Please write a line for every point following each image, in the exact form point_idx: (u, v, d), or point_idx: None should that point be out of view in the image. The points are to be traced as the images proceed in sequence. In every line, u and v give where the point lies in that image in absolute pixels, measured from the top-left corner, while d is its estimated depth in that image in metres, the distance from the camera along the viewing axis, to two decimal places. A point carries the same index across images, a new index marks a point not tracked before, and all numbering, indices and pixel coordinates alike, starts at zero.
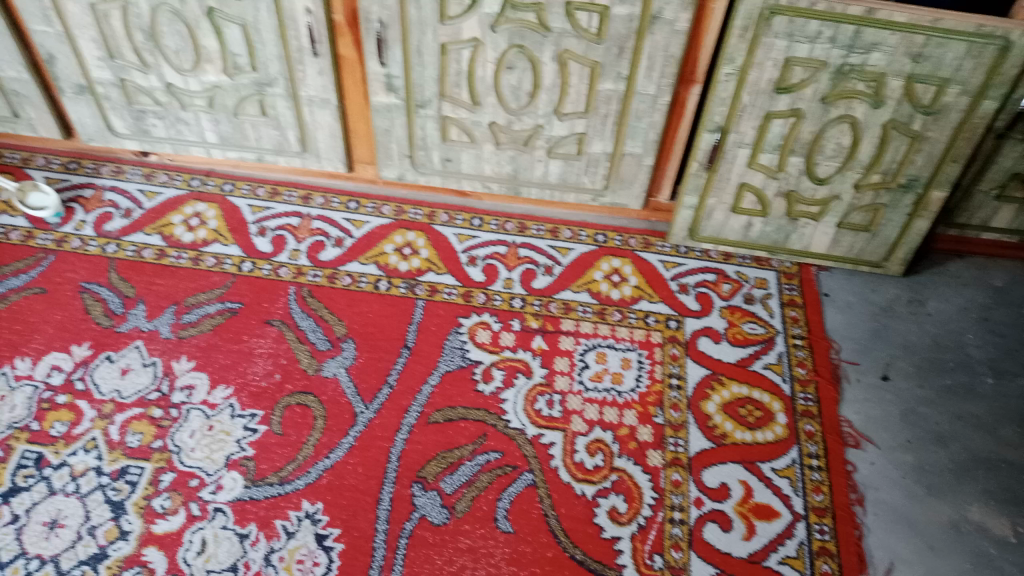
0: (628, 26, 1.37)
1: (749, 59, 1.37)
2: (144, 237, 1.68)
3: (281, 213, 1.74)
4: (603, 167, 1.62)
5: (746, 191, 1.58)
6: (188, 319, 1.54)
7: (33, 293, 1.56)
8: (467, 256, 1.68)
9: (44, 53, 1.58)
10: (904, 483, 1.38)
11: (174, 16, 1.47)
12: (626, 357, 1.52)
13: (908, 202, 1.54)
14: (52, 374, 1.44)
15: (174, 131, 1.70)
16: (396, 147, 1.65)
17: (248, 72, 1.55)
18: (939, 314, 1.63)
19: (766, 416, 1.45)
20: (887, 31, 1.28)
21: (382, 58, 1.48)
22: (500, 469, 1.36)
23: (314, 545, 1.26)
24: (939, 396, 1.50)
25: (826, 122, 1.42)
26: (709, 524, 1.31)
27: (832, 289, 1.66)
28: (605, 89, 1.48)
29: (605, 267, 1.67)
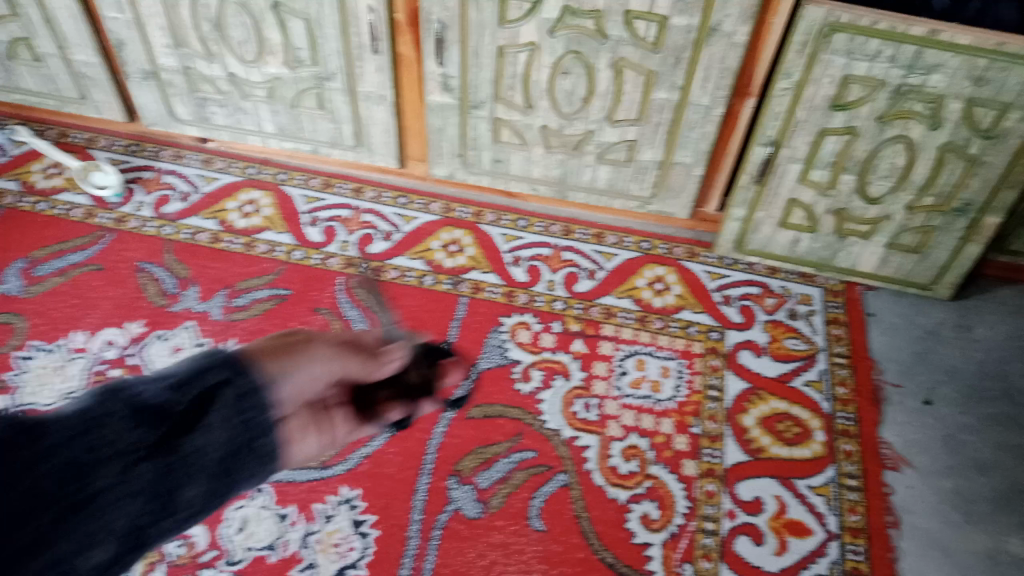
0: (686, 37, 1.38)
1: (806, 75, 1.37)
2: (199, 222, 1.72)
3: (333, 204, 1.77)
4: (653, 175, 1.63)
5: (795, 206, 1.58)
6: (239, 302, 1.58)
7: (90, 270, 1.61)
8: (512, 257, 1.69)
9: (114, 39, 1.63)
10: (941, 508, 1.37)
11: (240, 8, 1.50)
12: (665, 365, 1.53)
13: (961, 226, 1.52)
14: (106, 349, 1.49)
15: (234, 119, 1.75)
16: (448, 146, 1.67)
17: (309, 66, 1.59)
18: (984, 341, 1.61)
19: (804, 432, 1.45)
20: (949, 53, 1.28)
21: (440, 58, 1.51)
22: (535, 467, 1.37)
23: (351, 530, 1.29)
24: (981, 423, 1.49)
25: (881, 142, 1.42)
26: (741, 536, 1.31)
27: (877, 309, 1.65)
28: (659, 98, 1.49)
29: (648, 274, 1.68)
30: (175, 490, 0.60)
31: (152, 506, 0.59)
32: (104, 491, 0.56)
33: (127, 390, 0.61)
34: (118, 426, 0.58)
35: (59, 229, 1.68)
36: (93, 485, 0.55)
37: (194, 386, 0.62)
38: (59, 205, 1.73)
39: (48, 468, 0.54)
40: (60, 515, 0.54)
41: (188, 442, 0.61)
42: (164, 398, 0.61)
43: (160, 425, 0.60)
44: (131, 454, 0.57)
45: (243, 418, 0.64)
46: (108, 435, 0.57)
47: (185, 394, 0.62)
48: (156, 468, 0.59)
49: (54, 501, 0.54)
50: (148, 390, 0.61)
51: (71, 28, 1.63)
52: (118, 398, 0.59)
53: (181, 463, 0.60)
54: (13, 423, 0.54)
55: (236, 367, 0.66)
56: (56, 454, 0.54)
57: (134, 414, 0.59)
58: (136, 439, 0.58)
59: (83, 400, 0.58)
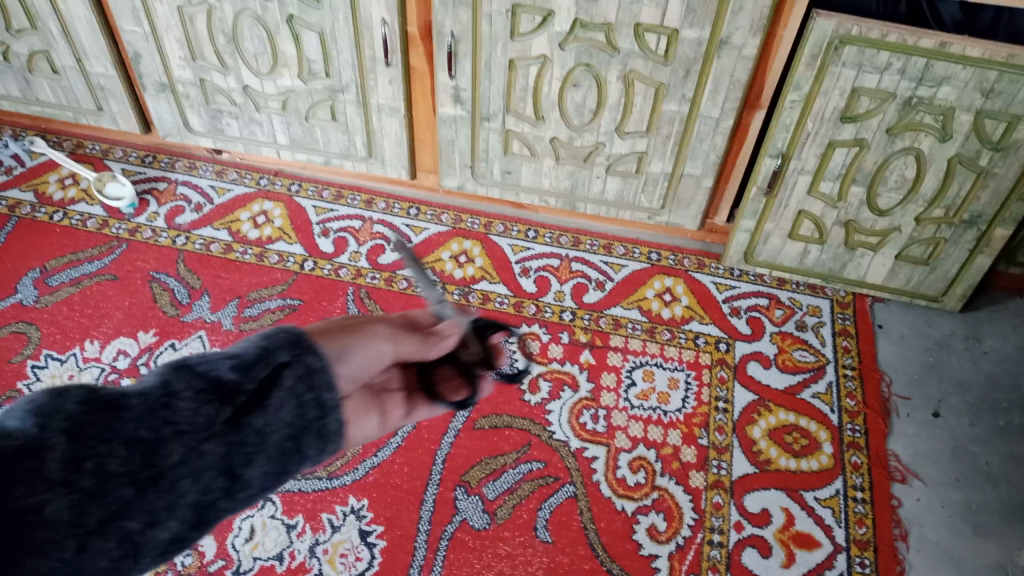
0: (696, 50, 1.39)
1: (815, 87, 1.38)
2: (212, 232, 1.74)
3: (344, 215, 1.79)
4: (662, 187, 1.64)
5: (803, 218, 1.58)
6: (250, 312, 1.59)
7: (105, 280, 1.63)
8: (521, 267, 1.70)
9: (131, 52, 1.65)
10: (950, 521, 1.37)
11: (256, 22, 1.53)
12: (673, 376, 1.53)
13: (970, 237, 1.52)
14: (118, 358, 1.51)
15: (248, 131, 1.77)
16: (458, 157, 1.69)
17: (322, 78, 1.61)
18: (995, 352, 1.60)
19: (812, 444, 1.45)
20: (958, 66, 1.28)
21: (451, 70, 1.52)
22: (542, 478, 1.38)
23: (358, 540, 1.30)
24: (991, 435, 1.48)
25: (891, 153, 1.42)
26: (749, 548, 1.31)
27: (887, 321, 1.65)
28: (668, 109, 1.49)
29: (657, 285, 1.68)
30: (238, 465, 0.63)
31: (217, 481, 0.62)
32: (174, 468, 0.60)
33: (198, 365, 0.63)
34: (190, 403, 0.61)
35: (74, 239, 1.71)
36: (164, 461, 0.59)
37: (262, 365, 0.65)
38: (75, 215, 1.75)
39: (125, 444, 0.57)
40: (134, 490, 0.58)
41: (253, 421, 0.64)
42: (232, 377, 0.63)
43: (228, 403, 0.63)
44: (201, 432, 0.61)
45: (309, 399, 0.67)
46: (178, 413, 0.60)
47: (253, 373, 0.64)
48: (223, 446, 0.62)
49: (128, 476, 0.57)
50: (218, 367, 0.63)
51: (89, 40, 1.66)
52: (189, 374, 0.62)
53: (244, 441, 0.63)
54: (97, 396, 0.58)
55: (304, 346, 0.68)
56: (132, 430, 0.58)
57: (205, 391, 0.62)
58: (205, 418, 0.61)
59: (158, 373, 0.61)
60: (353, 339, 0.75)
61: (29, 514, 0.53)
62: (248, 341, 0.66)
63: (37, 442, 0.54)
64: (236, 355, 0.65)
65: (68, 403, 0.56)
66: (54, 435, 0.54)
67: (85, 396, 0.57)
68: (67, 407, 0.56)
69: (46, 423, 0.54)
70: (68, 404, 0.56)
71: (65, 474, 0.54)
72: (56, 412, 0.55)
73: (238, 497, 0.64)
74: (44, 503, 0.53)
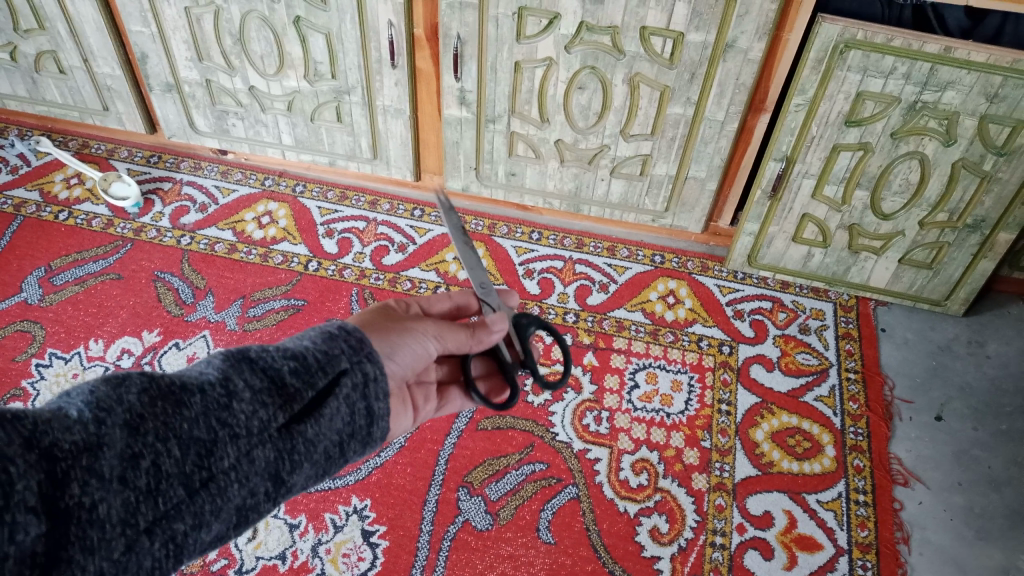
0: (701, 53, 1.40)
1: (820, 91, 1.38)
2: (217, 232, 1.75)
3: (348, 216, 1.79)
4: (666, 190, 1.64)
5: (807, 222, 1.58)
6: (254, 313, 1.59)
7: (109, 279, 1.64)
8: (524, 269, 1.71)
9: (138, 52, 1.66)
10: (953, 525, 1.37)
11: (262, 23, 1.53)
12: (676, 379, 1.53)
13: (974, 242, 1.52)
14: (122, 357, 1.51)
15: (253, 131, 1.77)
16: (463, 159, 1.69)
17: (329, 79, 1.61)
18: (998, 357, 1.60)
19: (814, 448, 1.45)
20: (963, 70, 1.28)
21: (457, 72, 1.53)
22: (545, 480, 1.38)
23: (361, 540, 1.30)
24: (994, 439, 1.48)
25: (895, 157, 1.42)
26: (751, 550, 1.32)
27: (890, 325, 1.65)
28: (673, 112, 1.50)
29: (661, 288, 1.68)
30: (285, 470, 0.70)
31: (264, 485, 0.69)
32: (225, 472, 0.66)
33: (259, 362, 0.70)
34: (248, 405, 0.68)
35: (80, 239, 1.71)
36: (218, 463, 0.66)
37: (320, 373, 0.73)
38: (81, 214, 1.76)
39: (179, 444, 0.64)
40: (185, 492, 0.64)
41: (308, 428, 0.72)
42: (292, 382, 0.71)
43: (285, 407, 0.70)
44: (255, 434, 0.68)
45: (361, 403, 0.75)
46: (234, 416, 0.67)
47: (310, 380, 0.72)
48: (273, 451, 0.69)
49: (180, 477, 0.64)
50: (279, 368, 0.71)
51: (97, 41, 1.67)
52: (252, 372, 0.69)
53: (295, 449, 0.71)
54: (157, 384, 0.64)
55: (362, 354, 0.77)
56: (188, 430, 0.65)
57: (262, 392, 0.69)
58: (260, 421, 0.68)
59: (219, 369, 0.68)
60: (397, 341, 0.85)
61: (80, 510, 0.59)
62: (309, 346, 0.74)
63: (93, 439, 0.60)
64: (295, 358, 0.72)
65: (128, 394, 0.62)
66: (111, 431, 0.60)
67: (145, 386, 0.64)
68: (127, 398, 0.62)
69: (105, 419, 0.60)
70: (129, 395, 0.63)
71: (119, 472, 0.61)
72: (117, 406, 0.62)
73: (281, 499, 0.71)
74: (95, 502, 0.59)
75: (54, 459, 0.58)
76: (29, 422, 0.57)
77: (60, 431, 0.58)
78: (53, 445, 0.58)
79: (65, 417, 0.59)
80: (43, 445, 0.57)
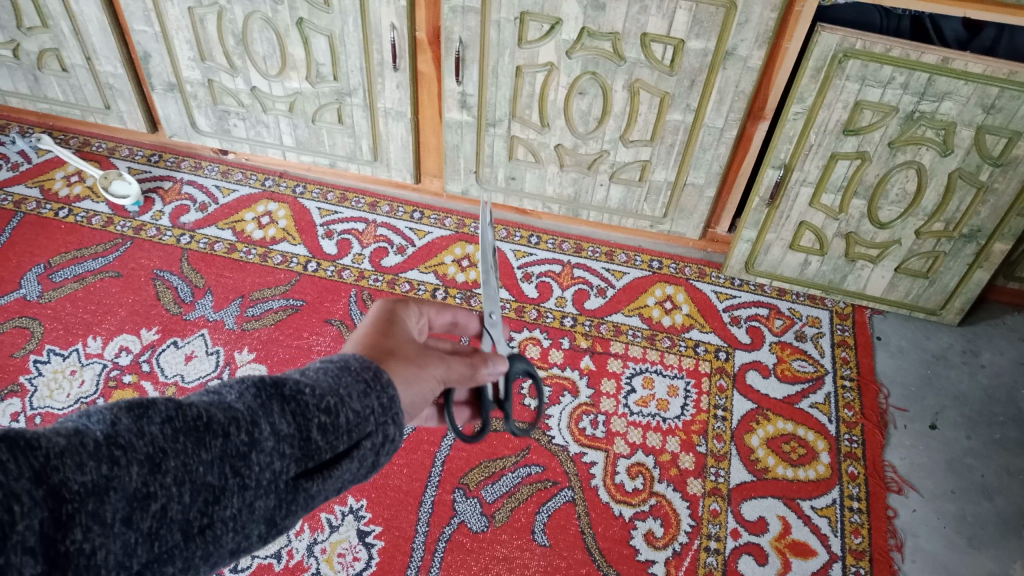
0: (701, 61, 1.41)
1: (819, 99, 1.39)
2: (217, 231, 1.75)
3: (348, 218, 1.80)
4: (664, 196, 1.65)
5: (805, 229, 1.59)
6: (253, 312, 1.60)
7: (108, 277, 1.64)
8: (523, 273, 1.71)
9: (141, 52, 1.67)
10: (945, 533, 1.38)
11: (265, 24, 1.54)
12: (672, 384, 1.54)
13: (970, 251, 1.53)
14: (120, 355, 1.51)
15: (254, 132, 1.78)
16: (463, 163, 1.70)
17: (330, 81, 1.62)
18: (992, 367, 1.61)
19: (809, 454, 1.45)
20: (960, 81, 1.29)
21: (459, 76, 1.54)
22: (541, 483, 1.38)
23: (356, 540, 1.30)
24: (987, 448, 1.49)
25: (892, 167, 1.43)
26: (744, 555, 1.32)
27: (885, 333, 1.66)
28: (673, 119, 1.51)
29: (658, 293, 1.69)
30: (283, 518, 0.61)
31: (258, 530, 0.60)
32: (225, 521, 0.58)
33: (292, 401, 0.60)
34: (266, 456, 0.58)
35: (79, 236, 1.71)
36: (219, 512, 0.57)
37: (346, 434, 0.62)
38: (81, 212, 1.76)
39: (191, 490, 0.56)
40: (182, 536, 0.56)
41: (313, 484, 0.61)
42: (317, 438, 0.60)
43: (303, 460, 0.60)
44: (263, 486, 0.59)
45: (371, 461, 0.64)
46: (250, 466, 0.58)
47: (335, 439, 0.61)
48: (276, 502, 0.60)
49: (181, 523, 0.56)
50: (310, 418, 0.60)
51: (100, 41, 1.67)
52: (278, 415, 0.59)
53: (296, 502, 0.60)
54: (184, 415, 0.56)
55: (390, 415, 0.64)
56: (201, 475, 0.56)
57: (285, 440, 0.59)
58: (272, 474, 0.59)
59: (247, 407, 0.58)
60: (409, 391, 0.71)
61: (77, 557, 0.50)
62: (345, 395, 0.62)
63: (105, 480, 0.51)
64: (329, 408, 0.61)
65: (150, 426, 0.54)
66: (124, 471, 0.52)
67: (170, 415, 0.55)
68: (149, 430, 0.54)
69: (120, 458, 0.52)
70: (150, 426, 0.54)
71: (123, 514, 0.53)
72: (137, 440, 0.54)
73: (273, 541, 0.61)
74: (95, 548, 0.51)
75: (61, 499, 0.50)
76: (42, 454, 0.49)
77: (73, 468, 0.50)
78: (63, 484, 0.50)
79: (81, 448, 0.51)
80: (52, 482, 0.49)
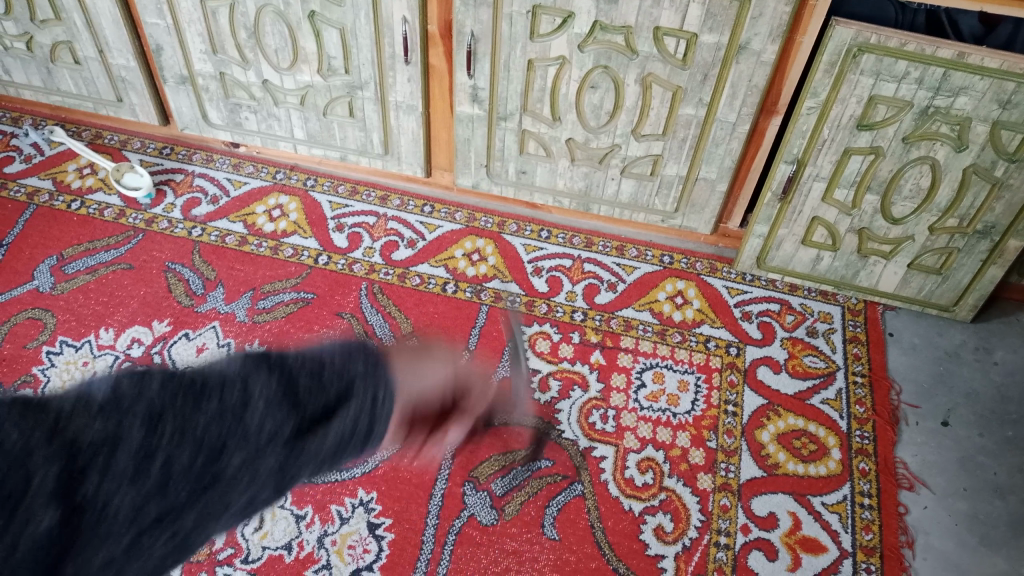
0: (714, 54, 1.40)
1: (832, 94, 1.38)
2: (228, 224, 1.75)
3: (358, 211, 1.80)
4: (676, 190, 1.64)
5: (817, 225, 1.58)
6: (264, 305, 1.60)
7: (121, 269, 1.65)
8: (533, 267, 1.71)
9: (153, 45, 1.67)
10: (957, 531, 1.37)
11: (277, 17, 1.54)
12: (683, 379, 1.54)
13: (983, 248, 1.52)
14: (132, 346, 1.52)
15: (266, 125, 1.78)
16: (474, 156, 1.70)
17: (341, 74, 1.62)
18: (1006, 364, 1.60)
19: (820, 450, 1.45)
20: (976, 76, 1.28)
21: (470, 70, 1.53)
22: (550, 476, 1.38)
23: (366, 533, 1.31)
24: (999, 447, 1.48)
25: (906, 162, 1.42)
26: (755, 551, 1.32)
27: (897, 329, 1.65)
28: (685, 113, 1.50)
29: (669, 288, 1.69)
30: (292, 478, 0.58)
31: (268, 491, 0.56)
32: (232, 478, 0.54)
33: (280, 364, 0.59)
34: (262, 413, 0.55)
35: (91, 228, 1.72)
36: (224, 468, 0.53)
37: (333, 388, 0.60)
38: (93, 204, 1.77)
39: (192, 445, 0.52)
40: (192, 492, 0.52)
41: (317, 442, 0.57)
42: (308, 392, 0.58)
43: (301, 415, 0.57)
44: (263, 439, 0.55)
45: (365, 422, 0.61)
46: (249, 423, 0.55)
47: (323, 394, 0.59)
48: (283, 459, 0.56)
49: (187, 478, 0.52)
50: (297, 376, 0.59)
51: (113, 34, 1.68)
52: (272, 373, 0.57)
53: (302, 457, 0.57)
54: (178, 378, 0.54)
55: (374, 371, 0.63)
56: (200, 431, 0.53)
57: (280, 397, 0.56)
58: (272, 429, 0.55)
59: (238, 367, 0.56)
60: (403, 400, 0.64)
61: (93, 507, 0.50)
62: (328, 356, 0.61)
63: (111, 433, 0.51)
64: (314, 368, 0.60)
65: (147, 386, 0.53)
66: (128, 427, 0.52)
67: (166, 377, 0.54)
68: (147, 390, 0.53)
69: (121, 415, 0.52)
70: (149, 386, 0.53)
71: (131, 469, 0.51)
72: (137, 401, 0.53)
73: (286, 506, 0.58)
74: (109, 499, 0.50)
75: (74, 452, 0.50)
76: (54, 413, 0.50)
77: (82, 423, 0.51)
78: (75, 437, 0.50)
79: (87, 408, 0.51)
80: (66, 436, 0.50)
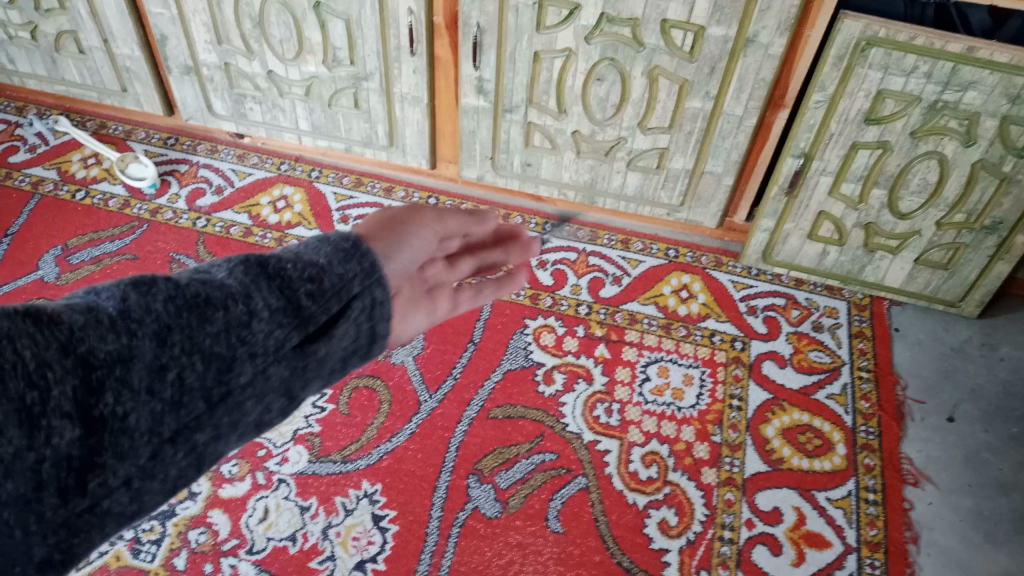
0: (722, 48, 1.39)
1: (840, 87, 1.37)
2: (233, 215, 1.75)
3: (363, 203, 1.80)
4: (682, 183, 1.64)
5: (824, 219, 1.58)
6: None
7: (125, 259, 1.64)
8: (538, 260, 1.71)
9: (158, 34, 1.66)
10: (961, 527, 1.37)
11: (282, 7, 1.53)
12: (688, 373, 1.53)
13: (991, 243, 1.52)
14: None
15: (270, 116, 1.78)
16: (479, 149, 1.69)
17: (347, 65, 1.62)
18: (1011, 360, 1.60)
19: (825, 445, 1.45)
20: (986, 71, 1.27)
21: (476, 61, 1.53)
22: (554, 470, 1.38)
23: (370, 524, 1.31)
24: (1004, 443, 1.47)
25: (914, 157, 1.42)
26: (759, 546, 1.32)
27: (903, 325, 1.65)
28: (692, 106, 1.49)
29: (674, 282, 1.68)
30: (299, 386, 0.61)
31: (279, 402, 0.60)
32: (242, 387, 0.57)
33: (277, 275, 0.60)
34: (267, 324, 0.58)
35: (96, 219, 1.72)
36: (235, 380, 0.57)
37: (335, 296, 0.61)
38: (97, 194, 1.77)
39: (204, 359, 0.55)
40: (206, 404, 0.56)
41: (320, 347, 0.61)
42: (308, 304, 0.60)
43: (301, 327, 0.60)
44: (275, 348, 0.58)
45: (367, 328, 0.64)
46: (254, 334, 0.57)
47: (325, 303, 0.61)
48: (288, 369, 0.60)
49: (202, 391, 0.55)
50: (297, 287, 0.60)
51: (117, 24, 1.67)
52: (272, 287, 0.59)
53: (307, 367, 0.61)
54: (184, 294, 0.54)
55: (373, 278, 0.64)
56: (210, 345, 0.55)
57: (280, 310, 0.58)
58: (278, 340, 0.58)
59: (240, 281, 0.58)
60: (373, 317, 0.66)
61: (111, 421, 0.50)
62: (323, 263, 0.61)
63: (126, 349, 0.50)
64: (313, 276, 0.60)
65: (155, 302, 0.53)
66: (142, 342, 0.51)
67: (172, 292, 0.54)
68: (155, 306, 0.53)
69: (135, 329, 0.51)
70: (155, 302, 0.53)
71: (147, 383, 0.52)
72: (146, 316, 0.52)
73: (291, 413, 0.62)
74: (127, 413, 0.51)
75: (89, 367, 0.49)
76: (64, 327, 0.48)
77: (96, 338, 0.49)
78: (89, 353, 0.49)
79: (98, 323, 0.50)
80: (79, 352, 0.49)
